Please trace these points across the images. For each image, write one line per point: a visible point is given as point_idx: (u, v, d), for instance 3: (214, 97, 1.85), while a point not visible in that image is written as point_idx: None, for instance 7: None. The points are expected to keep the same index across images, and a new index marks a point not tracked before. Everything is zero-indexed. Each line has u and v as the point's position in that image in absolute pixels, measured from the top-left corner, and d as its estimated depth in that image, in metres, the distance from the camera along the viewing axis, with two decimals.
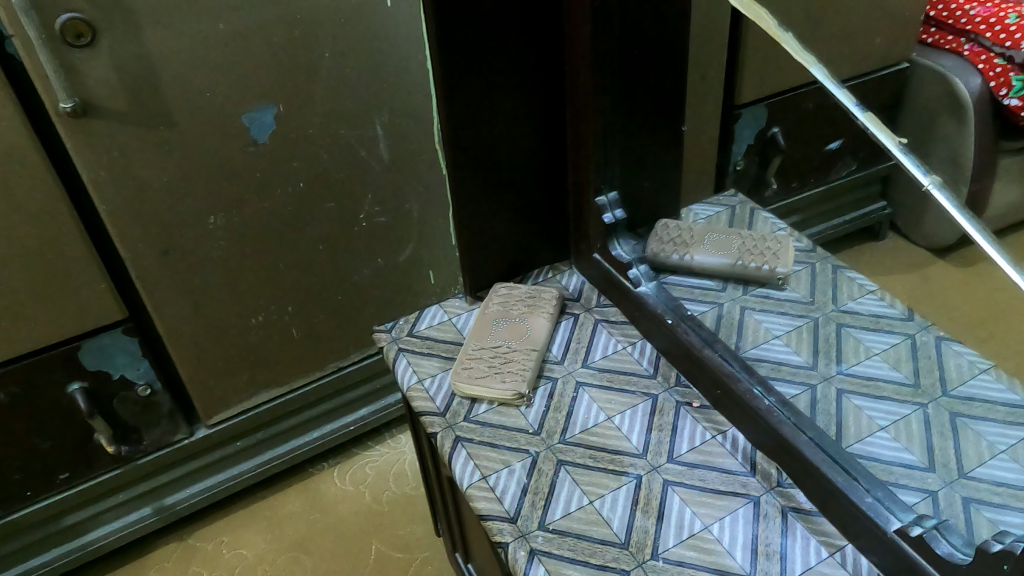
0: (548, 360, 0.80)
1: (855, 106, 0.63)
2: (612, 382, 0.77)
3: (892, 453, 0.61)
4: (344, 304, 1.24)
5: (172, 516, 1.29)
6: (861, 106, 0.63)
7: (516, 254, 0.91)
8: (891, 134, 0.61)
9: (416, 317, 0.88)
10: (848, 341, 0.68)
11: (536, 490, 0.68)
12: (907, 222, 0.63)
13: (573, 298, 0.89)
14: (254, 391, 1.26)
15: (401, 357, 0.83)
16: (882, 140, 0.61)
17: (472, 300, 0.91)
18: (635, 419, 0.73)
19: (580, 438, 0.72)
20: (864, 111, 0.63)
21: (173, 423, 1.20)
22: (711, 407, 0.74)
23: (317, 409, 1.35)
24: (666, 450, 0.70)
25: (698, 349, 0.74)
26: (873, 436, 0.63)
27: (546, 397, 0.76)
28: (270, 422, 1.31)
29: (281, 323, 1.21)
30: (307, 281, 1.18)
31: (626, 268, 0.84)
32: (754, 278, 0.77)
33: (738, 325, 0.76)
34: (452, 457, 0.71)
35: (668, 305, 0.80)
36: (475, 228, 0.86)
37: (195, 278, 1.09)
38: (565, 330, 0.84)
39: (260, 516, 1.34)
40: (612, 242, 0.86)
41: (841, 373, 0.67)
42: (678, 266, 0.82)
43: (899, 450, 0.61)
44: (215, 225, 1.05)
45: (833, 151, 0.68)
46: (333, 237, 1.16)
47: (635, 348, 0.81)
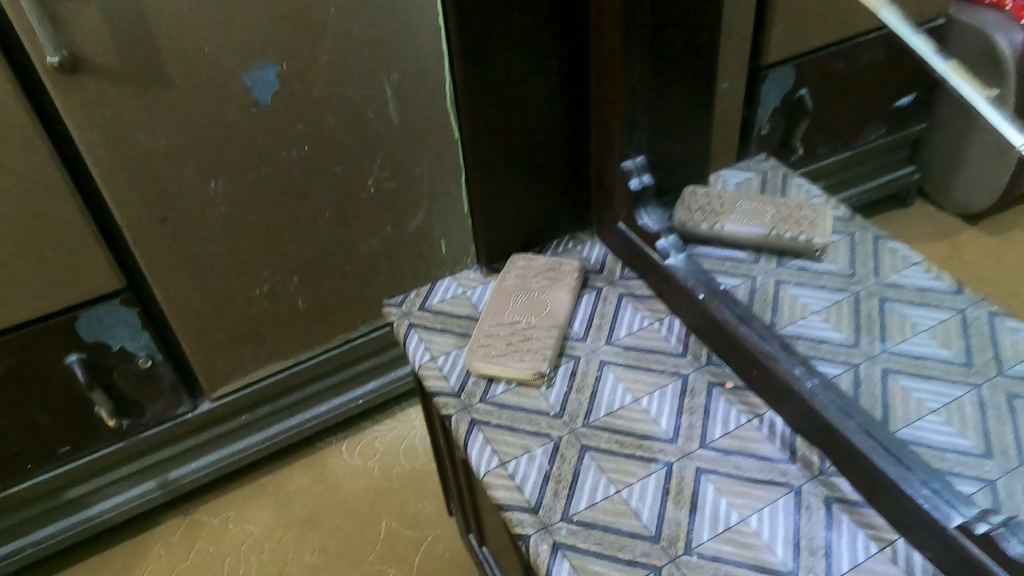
0: (569, 338, 0.75)
1: (935, 55, 0.67)
2: (638, 361, 0.72)
3: (945, 438, 0.58)
4: (352, 274, 1.19)
5: (176, 490, 1.25)
6: (940, 55, 0.67)
7: (533, 222, 0.85)
8: (978, 85, 0.64)
9: (428, 290, 0.83)
10: (892, 317, 0.67)
11: (558, 478, 0.63)
12: (937, 184, 0.70)
13: (595, 271, 0.83)
14: (259, 364, 1.21)
15: (412, 332, 0.78)
16: (971, 90, 0.65)
17: (487, 272, 0.85)
18: (664, 401, 0.68)
19: (605, 421, 0.67)
20: (945, 59, 0.66)
21: (176, 396, 1.16)
22: (747, 389, 0.68)
23: (324, 382, 1.31)
24: (698, 435, 0.65)
25: (732, 328, 0.68)
26: (923, 419, 0.60)
27: (568, 376, 0.71)
28: (276, 395, 1.27)
29: (286, 293, 1.15)
30: (313, 248, 1.13)
31: (653, 239, 0.78)
32: (790, 249, 0.74)
33: (773, 300, 0.71)
34: (468, 442, 0.67)
35: (700, 279, 0.74)
36: (490, 194, 0.80)
37: (195, 246, 1.03)
38: (587, 305, 0.78)
39: (267, 491, 1.30)
40: (639, 211, 0.79)
41: (886, 352, 0.65)
42: (709, 237, 0.77)
43: (952, 434, 0.58)
44: (216, 190, 1.00)
45: (902, 106, 0.71)
46: (339, 204, 1.10)
47: (662, 325, 0.76)
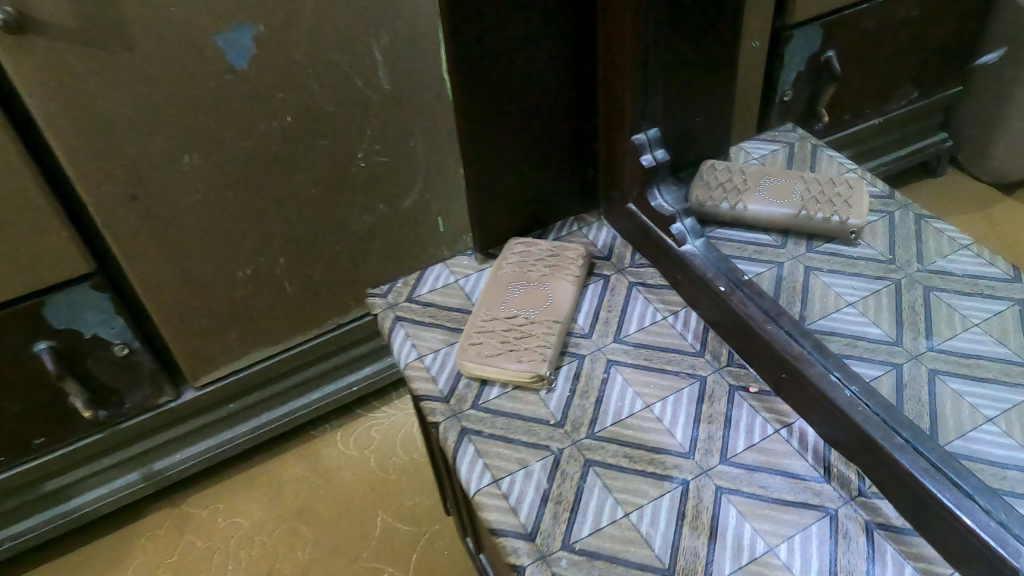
0: (573, 334, 0.67)
1: None
2: (649, 361, 0.64)
3: (1003, 453, 0.53)
4: (343, 255, 1.11)
5: (161, 481, 1.19)
6: None
7: (533, 202, 0.77)
8: None
9: (417, 279, 0.75)
10: (939, 308, 0.65)
11: (558, 498, 0.55)
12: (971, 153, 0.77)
13: (603, 256, 0.74)
14: (245, 350, 1.13)
15: (397, 328, 0.70)
16: None
17: (482, 258, 0.77)
18: (679, 408, 0.60)
19: (612, 432, 0.59)
20: None
21: (157, 386, 1.08)
22: (774, 394, 0.60)
23: (317, 368, 1.23)
24: (718, 448, 0.57)
25: (758, 327, 0.59)
26: (978, 428, 0.55)
27: (571, 379, 0.63)
28: (265, 382, 1.19)
29: (272, 276, 1.07)
30: (300, 228, 1.04)
31: (667, 222, 0.68)
32: (821, 231, 0.71)
33: (802, 289, 0.66)
34: (457, 454, 0.59)
35: (721, 269, 0.64)
36: (485, 170, 0.71)
37: (171, 227, 0.95)
38: (593, 296, 0.70)
39: (258, 482, 1.23)
40: (651, 190, 0.69)
41: (932, 349, 0.62)
42: (729, 219, 0.72)
43: (1011, 446, 0.53)
44: (191, 165, 0.91)
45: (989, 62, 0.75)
46: (327, 179, 1.01)
47: (677, 319, 0.67)
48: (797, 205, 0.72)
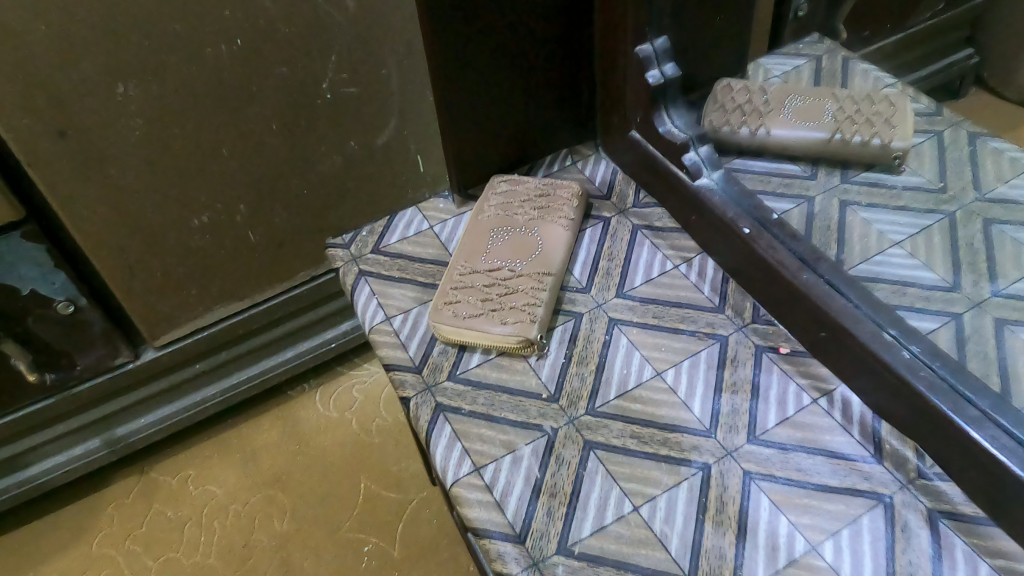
0: (568, 289, 0.56)
1: None
2: (660, 319, 0.54)
3: None
4: (311, 200, 0.97)
5: (126, 448, 1.09)
6: None
7: (520, 131, 0.64)
8: None
9: (385, 227, 0.64)
10: (1004, 243, 0.56)
11: (553, 490, 0.46)
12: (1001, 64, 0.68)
13: (601, 195, 0.63)
14: (207, 308, 1.01)
15: (361, 284, 0.59)
16: None
17: (461, 201, 0.65)
18: (696, 377, 0.50)
19: (617, 406, 0.49)
20: None
21: (111, 346, 0.96)
22: (811, 355, 0.50)
23: (289, 324, 1.11)
24: (744, 424, 0.48)
25: (792, 277, 0.49)
26: None
27: (566, 343, 0.53)
28: (232, 341, 1.07)
29: (231, 225, 0.94)
30: (261, 169, 0.90)
31: (680, 152, 0.56)
32: (859, 158, 0.60)
33: (840, 228, 0.56)
34: (431, 437, 0.50)
35: (746, 206, 0.53)
36: (459, 93, 0.59)
37: (109, 170, 0.81)
38: (591, 241, 0.59)
39: (232, 447, 1.14)
40: (659, 114, 0.57)
41: (998, 295, 0.52)
42: (750, 146, 0.60)
43: None
44: (127, 97, 0.76)
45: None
46: (288, 114, 0.87)
47: (691, 268, 0.56)
48: (830, 127, 0.61)
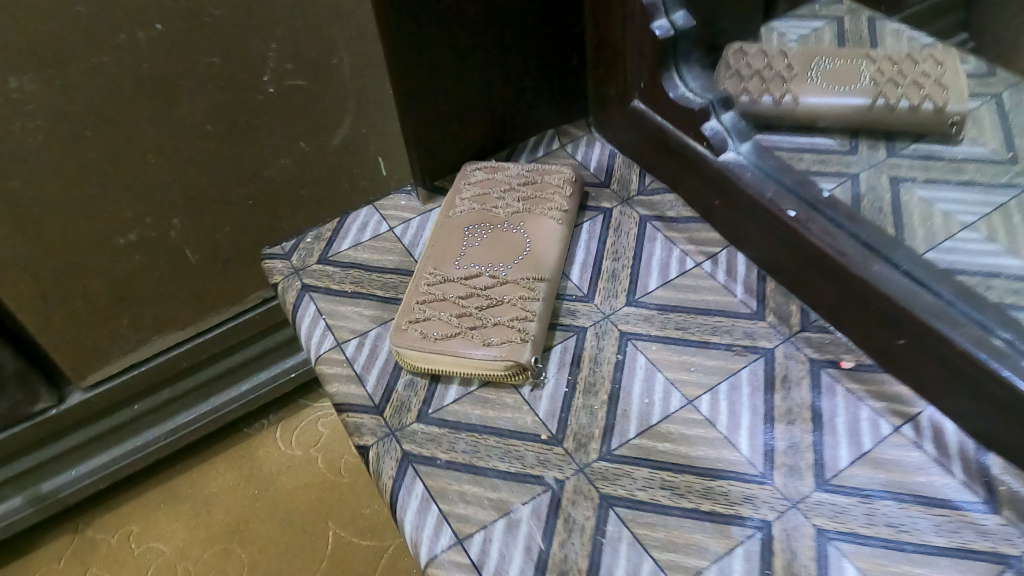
0: (566, 297, 0.45)
1: None
2: (684, 330, 0.42)
3: None
4: (262, 211, 0.80)
5: (54, 507, 0.90)
6: None
7: (499, 109, 0.52)
8: None
9: (335, 230, 0.52)
10: None
11: (563, 566, 0.34)
12: None
13: (599, 182, 0.51)
14: (142, 340, 0.84)
15: (306, 302, 0.47)
16: None
17: (427, 196, 0.53)
18: (739, 404, 0.39)
19: (640, 447, 0.38)
20: None
21: (27, 390, 0.79)
22: (882, 368, 0.39)
23: (245, 352, 0.95)
24: (809, 464, 0.36)
25: (858, 269, 0.38)
26: None
27: (567, 366, 0.41)
28: (178, 375, 0.91)
29: (164, 242, 0.76)
30: (198, 173, 0.72)
31: (697, 121, 0.44)
32: (907, 126, 0.50)
33: (896, 210, 0.45)
34: (397, 497, 0.38)
35: (787, 183, 0.42)
36: (418, 58, 0.46)
37: (7, 179, 0.62)
38: (590, 238, 0.48)
39: (180, 496, 0.98)
40: (669, 77, 0.45)
41: None
42: (774, 117, 0.49)
43: None
44: (22, 93, 0.58)
45: None
46: (225, 114, 0.69)
47: (716, 265, 0.45)
48: (872, 91, 0.51)
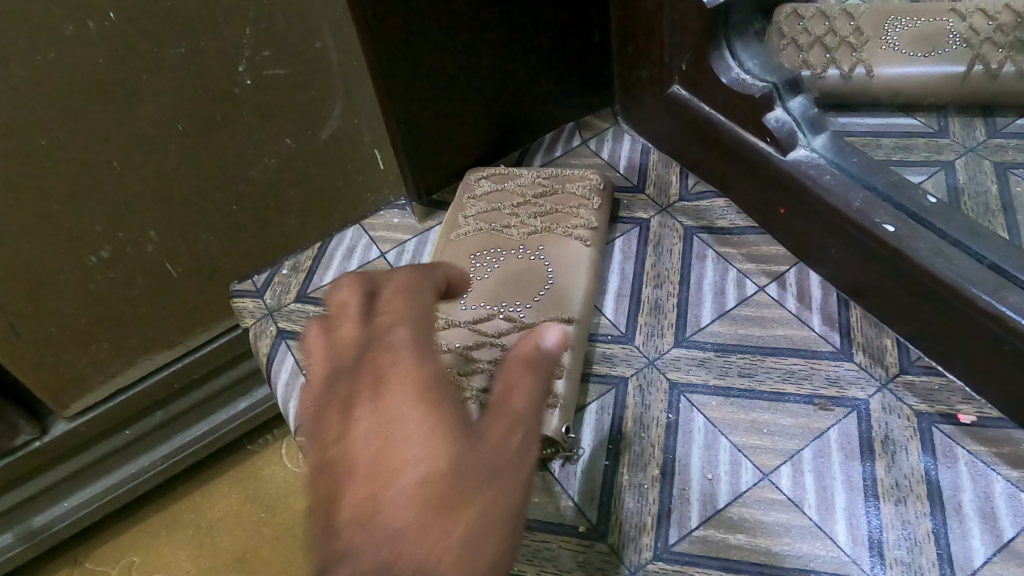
0: (600, 339, 0.36)
1: None
2: (751, 378, 0.34)
3: None
4: (257, 199, 0.63)
5: (49, 541, 0.75)
6: None
7: (510, 105, 0.43)
8: None
9: (317, 259, 0.44)
10: None
11: None
12: None
13: (631, 186, 0.43)
14: (127, 364, 0.67)
15: (282, 354, 0.39)
16: None
17: (423, 213, 0.44)
18: (828, 477, 0.30)
19: (705, 541, 0.29)
20: None
21: (1, 425, 0.63)
22: (1013, 423, 0.30)
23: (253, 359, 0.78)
24: (933, 562, 0.28)
25: (984, 304, 0.29)
26: None
27: (607, 430, 0.33)
28: (179, 390, 0.74)
29: (143, 239, 0.59)
30: (174, 160, 0.56)
31: (757, 111, 0.35)
32: (1009, 96, 0.38)
33: (1006, 208, 0.34)
34: None
35: (879, 187, 0.33)
36: (404, 46, 0.37)
37: None
38: (626, 259, 0.39)
39: (184, 524, 0.84)
40: (720, 57, 0.37)
41: None
42: (846, 96, 0.40)
43: None
44: None
45: None
46: (196, 114, 0.54)
47: (784, 290, 0.36)
48: (962, 54, 0.39)
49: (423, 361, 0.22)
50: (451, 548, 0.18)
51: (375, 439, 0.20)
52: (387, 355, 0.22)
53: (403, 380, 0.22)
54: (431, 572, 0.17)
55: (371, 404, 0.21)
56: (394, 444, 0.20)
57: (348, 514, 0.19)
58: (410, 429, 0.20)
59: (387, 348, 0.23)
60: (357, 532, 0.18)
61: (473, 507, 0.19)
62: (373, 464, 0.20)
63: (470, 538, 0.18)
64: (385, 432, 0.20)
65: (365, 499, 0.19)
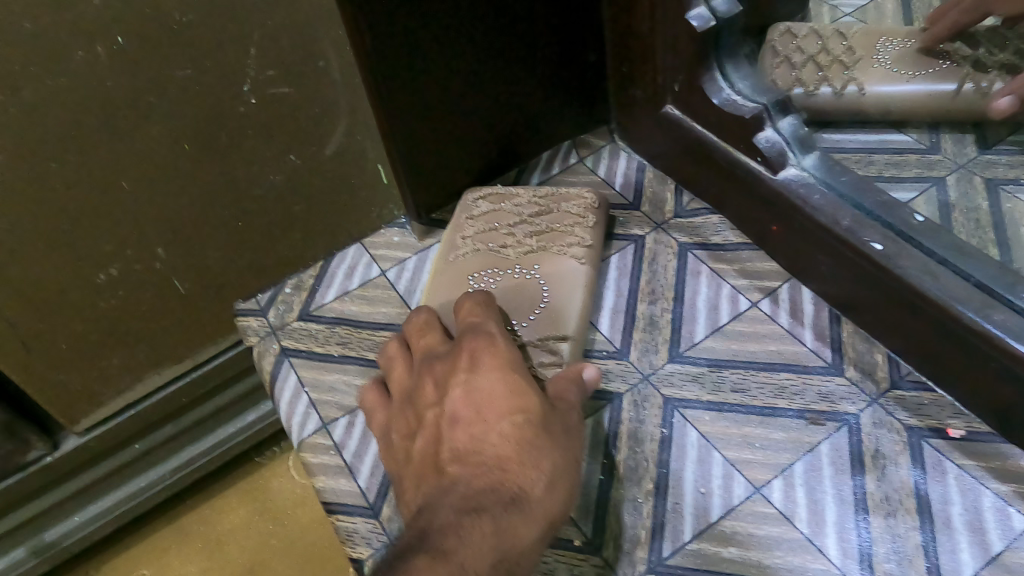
0: (596, 355, 0.37)
1: None
2: (744, 394, 0.34)
3: None
4: (263, 216, 0.64)
5: (60, 555, 0.76)
6: None
7: (508, 125, 0.44)
8: None
9: (320, 278, 0.45)
10: None
11: None
12: None
13: (627, 204, 0.43)
14: (136, 379, 0.68)
15: (285, 371, 0.40)
16: None
17: (423, 231, 0.45)
18: (820, 491, 0.31)
19: (699, 555, 0.30)
20: None
21: (14, 441, 0.64)
22: (1001, 437, 0.31)
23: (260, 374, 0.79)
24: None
25: (970, 320, 0.29)
26: None
27: (602, 445, 0.34)
28: (188, 405, 0.75)
29: (150, 257, 0.60)
30: (181, 179, 0.57)
31: (748, 131, 0.36)
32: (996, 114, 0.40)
33: (996, 223, 0.35)
34: None
35: (868, 205, 0.34)
36: (402, 70, 0.38)
37: None
38: (622, 275, 0.40)
39: (194, 537, 0.85)
40: (712, 79, 0.37)
41: None
42: (834, 113, 0.40)
43: None
44: None
45: None
46: (202, 134, 0.55)
47: (777, 305, 0.37)
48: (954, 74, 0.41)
49: (509, 355, 0.32)
50: (539, 481, 0.28)
51: (473, 399, 0.30)
52: (479, 340, 0.32)
53: (493, 368, 0.31)
54: (529, 492, 0.28)
55: (471, 380, 0.31)
56: (487, 401, 0.30)
57: (459, 446, 0.29)
58: (497, 394, 0.30)
59: (477, 332, 0.33)
60: (479, 468, 0.28)
61: (542, 449, 0.29)
62: (477, 411, 0.30)
63: (550, 474, 0.28)
64: (481, 392, 0.30)
65: (467, 440, 0.29)
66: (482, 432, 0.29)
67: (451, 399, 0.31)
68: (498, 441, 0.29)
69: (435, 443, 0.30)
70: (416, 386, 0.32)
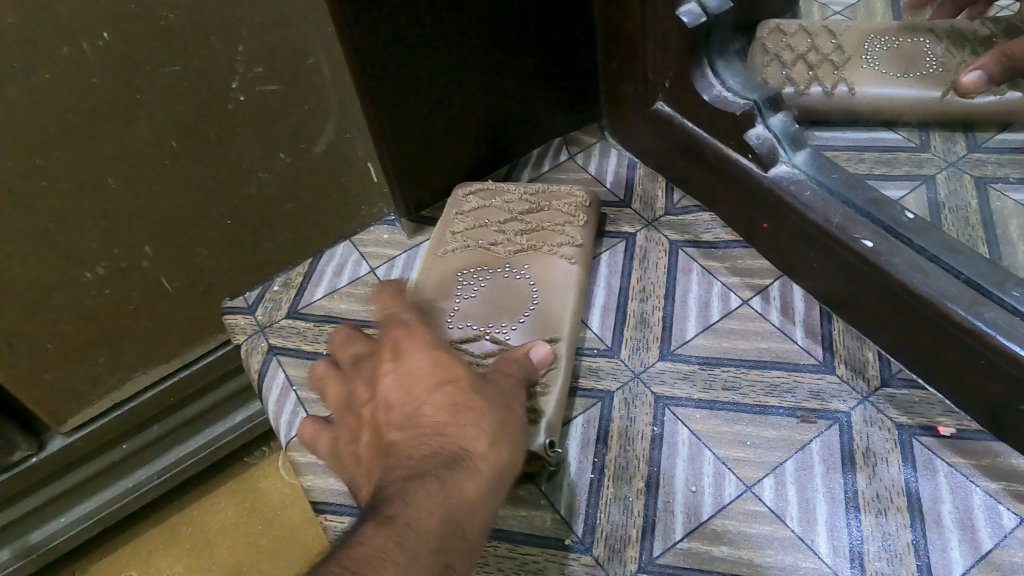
0: (586, 353, 0.37)
1: None
2: (735, 392, 0.34)
3: None
4: (251, 213, 0.63)
5: (47, 557, 0.75)
6: None
7: (498, 123, 0.44)
8: None
9: (308, 275, 0.44)
10: None
11: None
12: None
13: (618, 202, 0.43)
14: (123, 379, 0.68)
15: (273, 370, 0.40)
16: None
17: (413, 229, 0.45)
18: (810, 489, 0.31)
19: (690, 554, 0.30)
20: None
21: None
22: (991, 435, 0.31)
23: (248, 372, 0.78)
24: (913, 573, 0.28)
25: (960, 318, 0.29)
26: None
27: (592, 443, 0.34)
28: (176, 403, 0.75)
29: (138, 255, 0.60)
30: (169, 176, 0.56)
31: (738, 128, 0.36)
32: (984, 113, 0.39)
33: (986, 221, 0.34)
34: None
35: (858, 202, 0.33)
36: (391, 67, 0.38)
37: None
38: (612, 273, 0.40)
39: (181, 539, 0.84)
40: (703, 76, 0.37)
41: None
42: (823, 111, 0.40)
43: None
44: None
45: None
46: (190, 131, 0.55)
47: (768, 303, 0.37)
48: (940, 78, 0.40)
49: (423, 333, 0.32)
50: (479, 436, 0.28)
51: (401, 382, 0.30)
52: (396, 329, 0.32)
53: (413, 348, 0.31)
54: (472, 450, 0.28)
55: (395, 366, 0.31)
56: (414, 379, 0.30)
57: (396, 425, 0.29)
58: (421, 368, 0.30)
59: (397, 321, 0.33)
60: (416, 441, 0.28)
61: (476, 410, 0.29)
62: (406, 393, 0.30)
63: (486, 431, 0.28)
64: (407, 374, 0.31)
65: (404, 417, 0.29)
66: (415, 408, 0.29)
67: (382, 385, 0.31)
68: (432, 410, 0.29)
69: (376, 431, 0.30)
70: (349, 389, 0.33)
